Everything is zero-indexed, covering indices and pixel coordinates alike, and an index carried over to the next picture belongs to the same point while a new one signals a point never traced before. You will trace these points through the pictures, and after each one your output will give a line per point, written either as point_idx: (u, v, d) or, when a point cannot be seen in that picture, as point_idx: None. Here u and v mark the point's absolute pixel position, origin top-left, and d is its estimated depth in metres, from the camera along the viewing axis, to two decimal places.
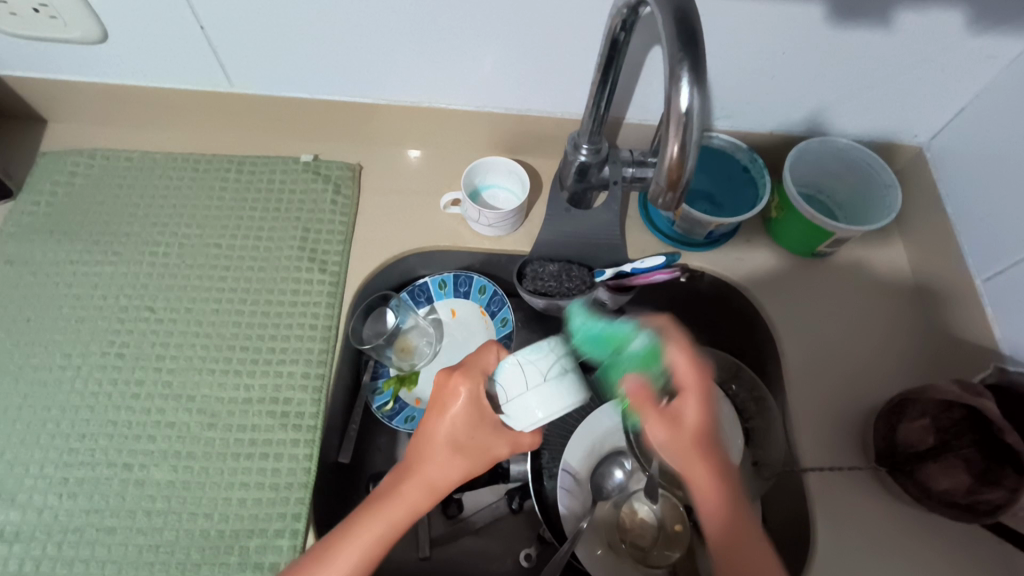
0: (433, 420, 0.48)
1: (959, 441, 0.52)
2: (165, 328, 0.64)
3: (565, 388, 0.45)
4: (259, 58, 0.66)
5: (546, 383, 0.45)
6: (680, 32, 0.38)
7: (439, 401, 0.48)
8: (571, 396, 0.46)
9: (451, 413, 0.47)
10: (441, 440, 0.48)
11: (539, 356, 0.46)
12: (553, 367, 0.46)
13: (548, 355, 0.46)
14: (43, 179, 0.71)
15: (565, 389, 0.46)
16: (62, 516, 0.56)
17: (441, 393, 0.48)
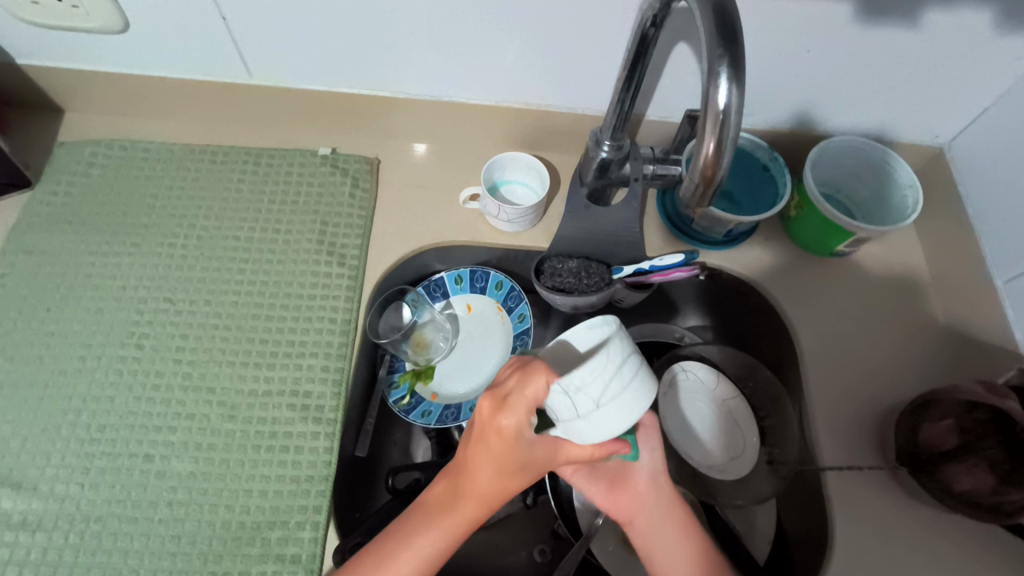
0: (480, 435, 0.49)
1: (982, 442, 0.51)
2: (184, 319, 0.64)
3: (620, 403, 0.42)
4: (279, 49, 0.66)
5: (603, 402, 0.42)
6: (721, 29, 0.38)
7: (485, 431, 0.48)
8: (630, 410, 0.43)
9: (496, 443, 0.48)
10: (489, 466, 0.49)
11: (585, 377, 0.41)
12: (606, 388, 0.42)
13: (600, 378, 0.41)
14: (61, 169, 0.71)
15: (621, 406, 0.42)
16: (84, 506, 0.56)
17: (487, 412, 0.48)
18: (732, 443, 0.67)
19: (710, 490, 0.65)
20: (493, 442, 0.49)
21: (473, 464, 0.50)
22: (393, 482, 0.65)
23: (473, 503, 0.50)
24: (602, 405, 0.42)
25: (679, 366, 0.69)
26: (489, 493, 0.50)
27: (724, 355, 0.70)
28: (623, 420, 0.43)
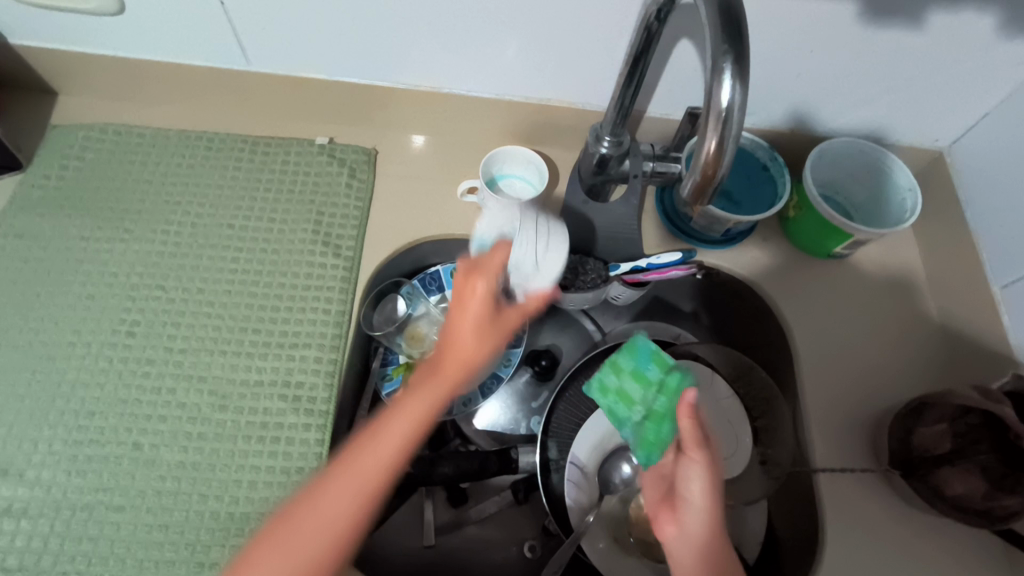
0: (465, 313, 0.53)
1: (976, 447, 0.51)
2: (176, 307, 0.64)
3: (552, 250, 0.56)
4: (278, 37, 0.65)
5: (540, 251, 0.56)
6: (726, 26, 0.38)
7: (463, 300, 0.54)
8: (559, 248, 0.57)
9: (471, 309, 0.53)
10: (472, 330, 0.53)
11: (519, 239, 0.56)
12: (538, 246, 0.56)
13: (529, 243, 0.56)
14: (54, 153, 0.70)
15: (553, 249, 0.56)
16: (70, 494, 0.55)
17: (485, 280, 0.54)
18: (726, 443, 0.64)
19: None
20: (475, 308, 0.53)
21: (453, 346, 0.52)
22: None
23: (448, 378, 0.50)
24: (540, 252, 0.56)
25: None
26: (462, 363, 0.51)
27: (720, 355, 0.69)
28: (557, 255, 0.56)
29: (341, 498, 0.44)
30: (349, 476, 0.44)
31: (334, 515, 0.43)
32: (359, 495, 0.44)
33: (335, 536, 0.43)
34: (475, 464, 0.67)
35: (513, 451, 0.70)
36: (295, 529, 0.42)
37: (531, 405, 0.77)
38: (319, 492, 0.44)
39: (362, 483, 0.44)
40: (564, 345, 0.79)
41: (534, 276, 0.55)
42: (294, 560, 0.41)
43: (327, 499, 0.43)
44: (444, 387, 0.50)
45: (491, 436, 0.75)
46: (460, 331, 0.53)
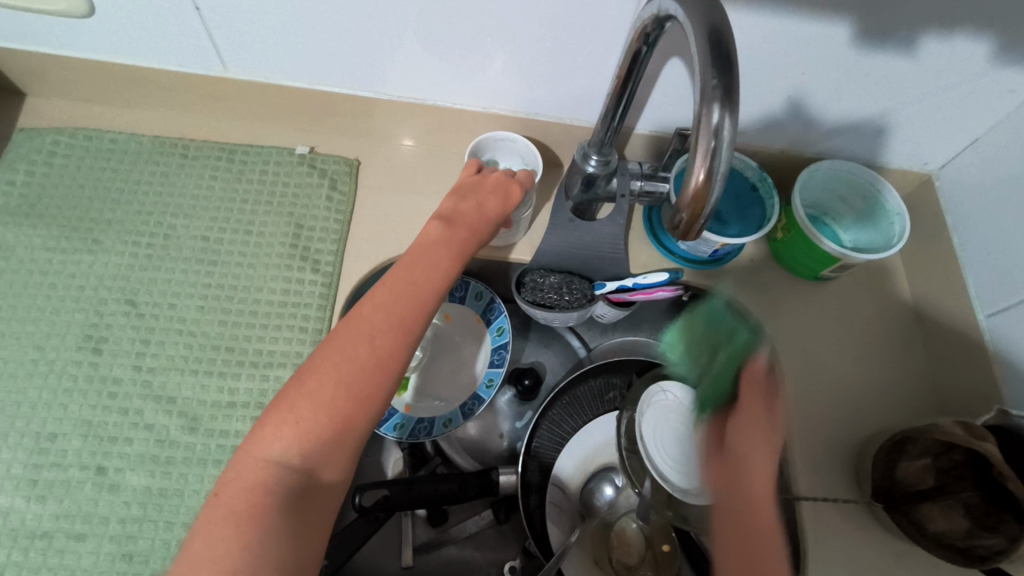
0: (486, 200, 0.57)
1: (958, 485, 0.51)
2: (147, 323, 0.61)
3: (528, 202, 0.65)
4: (255, 43, 0.62)
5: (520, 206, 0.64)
6: (715, 56, 0.36)
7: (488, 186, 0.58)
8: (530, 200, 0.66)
9: (501, 192, 0.58)
10: (497, 212, 0.57)
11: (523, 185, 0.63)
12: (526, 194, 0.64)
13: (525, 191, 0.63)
14: (20, 158, 0.67)
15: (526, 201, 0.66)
16: (30, 520, 0.53)
17: (520, 200, 0.59)
18: None
19: (685, 514, 0.62)
20: (500, 206, 0.57)
21: (472, 218, 0.55)
22: (360, 501, 0.61)
23: (462, 236, 0.52)
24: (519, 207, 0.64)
25: (659, 386, 0.67)
26: (476, 223, 0.55)
27: None
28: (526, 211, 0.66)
29: (385, 321, 0.44)
30: (384, 308, 0.44)
31: (378, 345, 0.43)
32: (400, 327, 0.44)
33: (385, 367, 0.43)
34: (454, 487, 0.64)
35: (494, 472, 0.67)
36: (342, 356, 0.42)
37: (515, 425, 0.76)
38: (357, 319, 0.44)
39: (399, 320, 0.44)
40: (548, 362, 0.78)
41: (521, 212, 0.65)
42: (346, 385, 0.41)
43: (378, 324, 0.43)
44: (463, 245, 0.52)
45: (470, 454, 0.74)
46: (479, 211, 0.56)
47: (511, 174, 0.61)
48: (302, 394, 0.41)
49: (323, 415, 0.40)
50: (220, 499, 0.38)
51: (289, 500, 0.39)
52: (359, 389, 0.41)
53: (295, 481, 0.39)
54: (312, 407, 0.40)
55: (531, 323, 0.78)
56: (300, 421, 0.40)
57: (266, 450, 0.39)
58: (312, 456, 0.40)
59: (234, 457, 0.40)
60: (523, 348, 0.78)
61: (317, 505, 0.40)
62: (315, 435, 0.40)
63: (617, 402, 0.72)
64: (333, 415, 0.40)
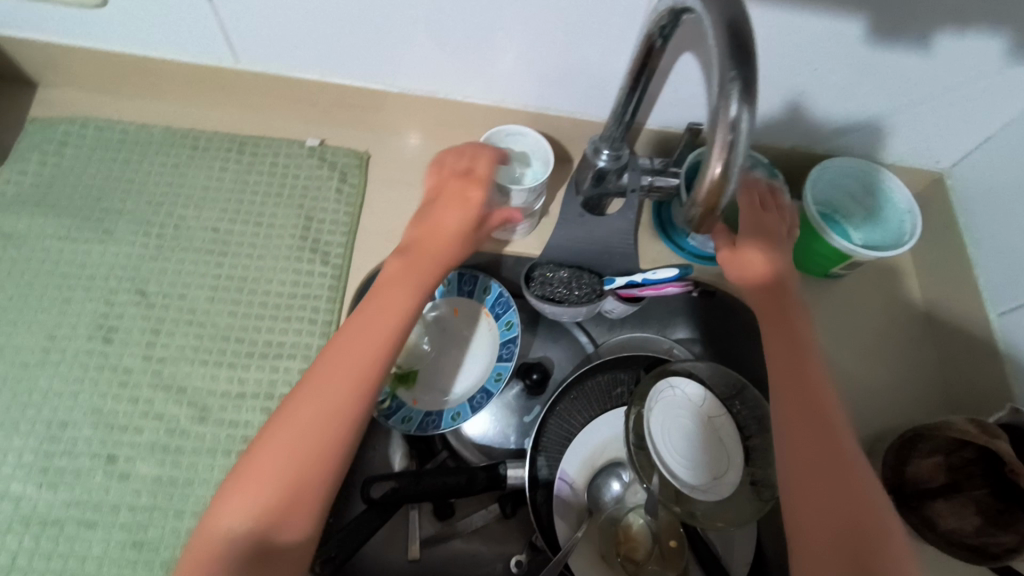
0: (449, 222, 0.57)
1: (972, 482, 0.51)
2: (156, 314, 0.61)
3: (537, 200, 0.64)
4: (267, 34, 0.62)
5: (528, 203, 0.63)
6: (734, 49, 0.35)
7: (445, 205, 0.58)
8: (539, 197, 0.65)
9: (457, 205, 0.57)
10: (452, 233, 0.56)
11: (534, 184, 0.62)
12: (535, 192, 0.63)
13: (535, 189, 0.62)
14: (32, 147, 0.67)
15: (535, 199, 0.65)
16: (41, 508, 0.53)
17: (484, 202, 0.58)
18: (716, 462, 0.63)
19: (692, 510, 0.61)
20: (461, 219, 0.57)
21: (431, 250, 0.55)
22: (368, 493, 0.62)
23: (418, 271, 0.53)
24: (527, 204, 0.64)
25: (667, 382, 0.66)
26: (436, 251, 0.55)
27: (716, 374, 0.67)
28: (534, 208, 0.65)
29: (329, 386, 0.46)
30: (333, 374, 0.47)
31: (327, 409, 0.45)
32: (348, 390, 0.46)
33: (331, 430, 0.45)
34: (462, 480, 0.64)
35: (502, 466, 0.68)
36: (292, 425, 0.45)
37: (523, 419, 0.76)
38: (308, 386, 0.46)
39: (346, 384, 0.46)
40: (556, 357, 0.78)
41: (532, 206, 0.65)
42: (296, 452, 0.44)
43: (323, 391, 0.46)
44: (422, 285, 0.53)
45: (479, 449, 0.74)
46: (443, 240, 0.56)
47: (473, 172, 0.59)
48: (255, 464, 0.44)
49: (274, 485, 0.43)
50: (187, 566, 0.43)
51: (247, 563, 0.43)
52: (306, 456, 0.44)
53: (250, 546, 0.43)
54: (262, 482, 0.43)
55: (539, 318, 0.78)
56: (248, 497, 0.43)
57: (223, 523, 0.43)
58: (264, 523, 0.43)
59: (201, 524, 0.45)
60: (531, 343, 0.78)
61: (277, 565, 0.43)
62: (265, 504, 0.43)
63: (625, 398, 0.72)
64: (283, 483, 0.43)
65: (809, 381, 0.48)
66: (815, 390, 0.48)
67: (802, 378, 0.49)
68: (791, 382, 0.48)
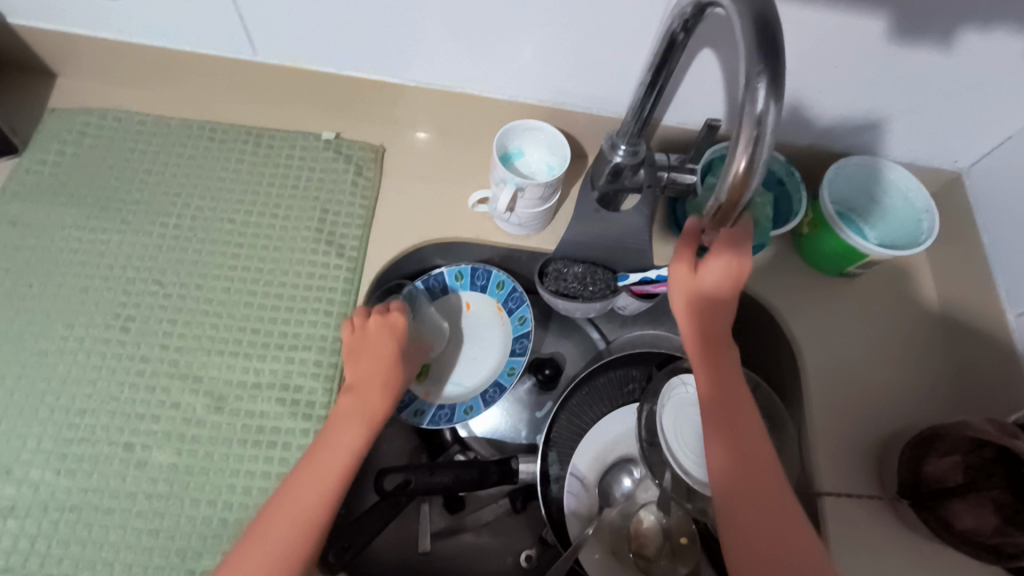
0: (376, 348, 0.56)
1: (988, 482, 0.50)
2: (173, 304, 0.62)
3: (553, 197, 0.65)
4: (286, 27, 0.63)
5: (545, 198, 0.64)
6: (762, 42, 0.35)
7: (379, 330, 0.57)
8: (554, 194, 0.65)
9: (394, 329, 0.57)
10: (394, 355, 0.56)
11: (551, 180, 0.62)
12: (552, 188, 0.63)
13: (552, 185, 0.62)
14: (51, 137, 0.68)
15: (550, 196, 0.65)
16: (59, 494, 0.54)
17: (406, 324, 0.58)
18: None
19: (703, 508, 0.60)
20: (389, 344, 0.56)
21: (374, 378, 0.55)
22: (381, 485, 0.62)
23: (372, 401, 0.53)
24: (543, 199, 0.64)
25: (679, 379, 0.65)
26: (383, 375, 0.55)
27: None
28: (550, 205, 0.66)
29: (294, 514, 0.47)
30: (287, 513, 0.47)
31: (280, 552, 0.46)
32: (301, 526, 0.47)
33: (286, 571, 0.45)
34: (474, 474, 0.64)
35: (514, 461, 0.68)
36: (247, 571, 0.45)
37: (535, 414, 0.76)
38: (264, 531, 0.46)
39: (298, 524, 0.47)
40: (568, 353, 0.78)
41: (548, 203, 0.65)
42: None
43: (287, 520, 0.47)
44: (370, 418, 0.53)
45: (490, 443, 0.75)
46: (376, 367, 0.55)
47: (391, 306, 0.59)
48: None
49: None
50: None
51: None
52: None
53: None
54: None
55: (552, 314, 0.78)
56: None
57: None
58: None
59: None
60: (543, 339, 0.79)
61: None
62: None
63: (637, 394, 0.72)
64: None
65: (757, 445, 0.47)
66: (763, 455, 0.47)
67: (748, 441, 0.47)
68: (734, 445, 0.47)
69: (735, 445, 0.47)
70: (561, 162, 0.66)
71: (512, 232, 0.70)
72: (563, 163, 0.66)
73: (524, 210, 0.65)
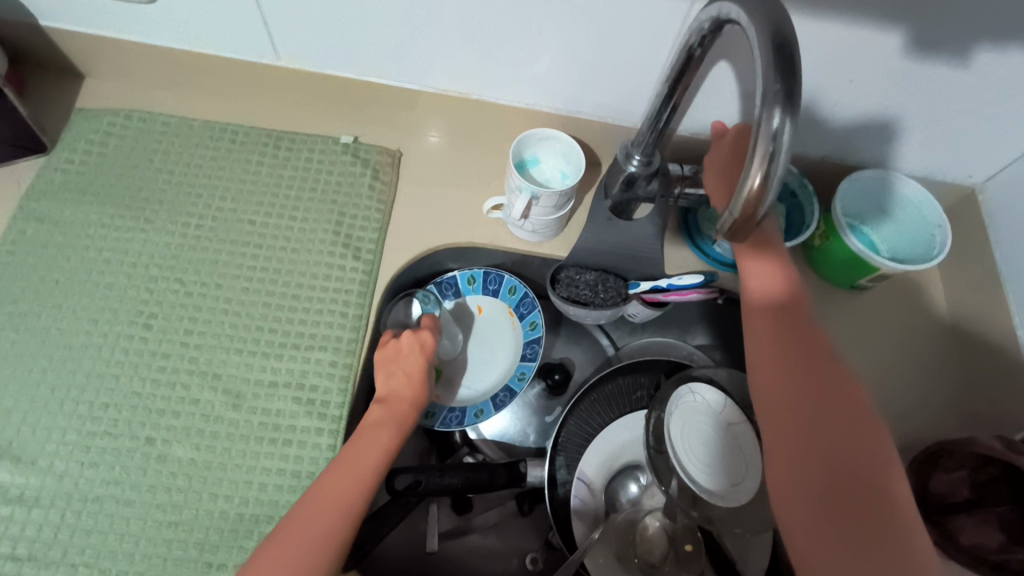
0: (408, 364, 0.61)
1: (994, 499, 0.51)
2: (194, 302, 0.63)
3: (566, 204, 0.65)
4: (309, 33, 0.64)
5: (558, 206, 0.64)
6: (779, 61, 0.36)
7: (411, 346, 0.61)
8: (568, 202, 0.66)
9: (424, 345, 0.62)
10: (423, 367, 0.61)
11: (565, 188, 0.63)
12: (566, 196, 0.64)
13: (566, 193, 0.63)
14: (78, 137, 0.70)
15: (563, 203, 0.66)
16: (82, 485, 0.55)
17: (435, 344, 0.63)
18: (734, 469, 0.62)
19: (709, 516, 0.61)
20: (420, 360, 0.61)
21: (406, 388, 0.59)
22: (390, 485, 0.62)
23: (400, 409, 0.58)
24: (557, 207, 0.65)
25: (687, 388, 0.66)
26: (410, 388, 0.59)
27: (738, 382, 0.67)
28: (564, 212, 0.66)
29: (330, 507, 0.50)
30: (326, 503, 0.51)
31: (318, 537, 0.49)
32: (337, 511, 0.50)
33: (321, 553, 0.48)
34: (483, 476, 0.65)
35: (523, 465, 0.69)
36: (287, 550, 0.48)
37: (544, 419, 0.77)
38: (305, 516, 0.50)
39: (335, 516, 0.50)
40: (577, 358, 0.79)
41: (562, 209, 0.65)
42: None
43: (322, 511, 0.50)
44: (401, 424, 0.57)
45: (499, 446, 0.76)
46: (408, 381, 0.60)
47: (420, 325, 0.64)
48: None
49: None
50: None
51: None
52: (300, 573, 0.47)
53: None
54: None
55: (562, 320, 0.79)
56: None
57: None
58: None
59: None
60: (553, 344, 0.79)
61: None
62: None
63: (645, 401, 0.73)
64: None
65: (828, 380, 0.47)
66: (835, 387, 0.47)
67: (818, 376, 0.47)
68: (803, 378, 0.47)
69: (806, 377, 0.47)
70: (575, 170, 0.67)
71: (524, 238, 0.70)
72: (577, 171, 0.67)
73: (537, 216, 0.65)
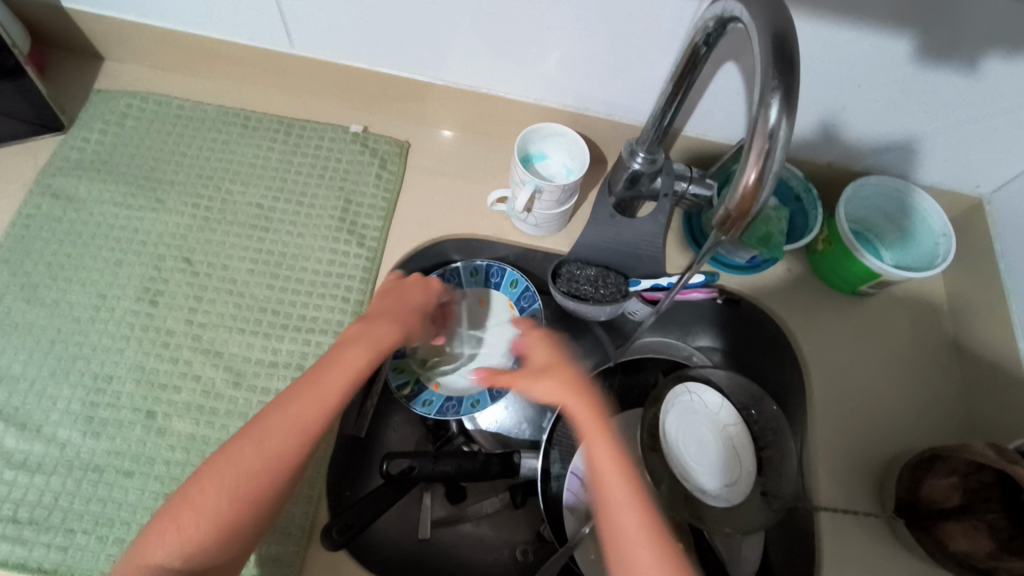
0: (407, 296, 0.62)
1: (985, 505, 0.51)
2: (200, 281, 0.65)
3: (570, 201, 0.66)
4: (322, 22, 0.65)
5: (562, 202, 0.65)
6: (778, 60, 0.36)
7: (417, 285, 0.63)
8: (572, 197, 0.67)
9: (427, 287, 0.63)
10: (416, 303, 0.62)
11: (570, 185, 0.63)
12: (569, 194, 0.65)
13: (570, 190, 0.64)
14: (95, 117, 0.71)
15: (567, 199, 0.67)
16: (84, 454, 0.57)
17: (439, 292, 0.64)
18: (727, 469, 0.63)
19: (700, 514, 0.61)
20: (419, 298, 0.62)
21: (391, 316, 0.59)
22: (386, 468, 0.64)
23: (384, 333, 0.56)
24: (560, 203, 0.65)
25: (684, 386, 0.67)
26: (398, 318, 0.59)
27: (735, 384, 0.66)
28: (566, 208, 0.67)
29: (281, 427, 0.47)
30: (285, 418, 0.48)
31: (271, 454, 0.46)
32: (296, 434, 0.47)
33: (270, 471, 0.46)
34: (477, 464, 0.66)
35: (516, 456, 0.69)
36: (235, 467, 0.46)
37: (541, 413, 0.77)
38: (260, 429, 0.47)
39: (292, 431, 0.47)
40: None
41: (565, 205, 0.66)
42: (234, 493, 0.45)
43: (277, 425, 0.47)
44: (379, 347, 0.55)
45: (495, 438, 0.75)
46: (400, 308, 0.60)
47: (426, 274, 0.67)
48: (188, 502, 0.45)
49: (204, 525, 0.44)
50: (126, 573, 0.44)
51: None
52: (245, 492, 0.45)
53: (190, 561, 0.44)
54: (214, 495, 0.45)
55: None
56: (193, 522, 0.44)
57: (150, 555, 0.44)
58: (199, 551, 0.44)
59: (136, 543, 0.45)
60: None
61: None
62: (200, 539, 0.44)
63: (642, 399, 0.74)
64: (217, 523, 0.44)
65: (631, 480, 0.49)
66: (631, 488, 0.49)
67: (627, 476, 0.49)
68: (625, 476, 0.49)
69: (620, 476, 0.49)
70: (580, 168, 0.67)
71: (526, 231, 0.72)
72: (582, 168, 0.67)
73: (541, 211, 0.66)
